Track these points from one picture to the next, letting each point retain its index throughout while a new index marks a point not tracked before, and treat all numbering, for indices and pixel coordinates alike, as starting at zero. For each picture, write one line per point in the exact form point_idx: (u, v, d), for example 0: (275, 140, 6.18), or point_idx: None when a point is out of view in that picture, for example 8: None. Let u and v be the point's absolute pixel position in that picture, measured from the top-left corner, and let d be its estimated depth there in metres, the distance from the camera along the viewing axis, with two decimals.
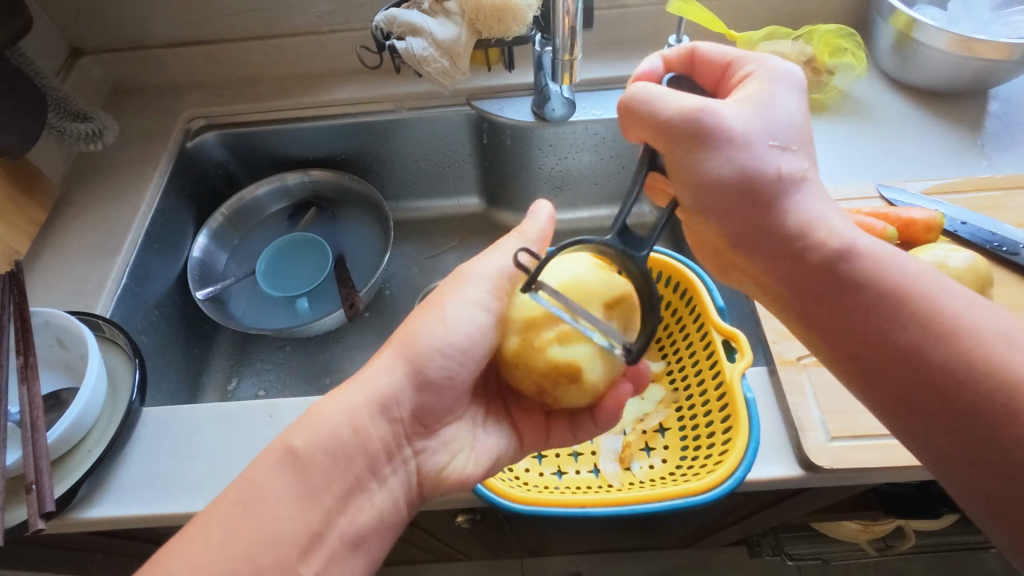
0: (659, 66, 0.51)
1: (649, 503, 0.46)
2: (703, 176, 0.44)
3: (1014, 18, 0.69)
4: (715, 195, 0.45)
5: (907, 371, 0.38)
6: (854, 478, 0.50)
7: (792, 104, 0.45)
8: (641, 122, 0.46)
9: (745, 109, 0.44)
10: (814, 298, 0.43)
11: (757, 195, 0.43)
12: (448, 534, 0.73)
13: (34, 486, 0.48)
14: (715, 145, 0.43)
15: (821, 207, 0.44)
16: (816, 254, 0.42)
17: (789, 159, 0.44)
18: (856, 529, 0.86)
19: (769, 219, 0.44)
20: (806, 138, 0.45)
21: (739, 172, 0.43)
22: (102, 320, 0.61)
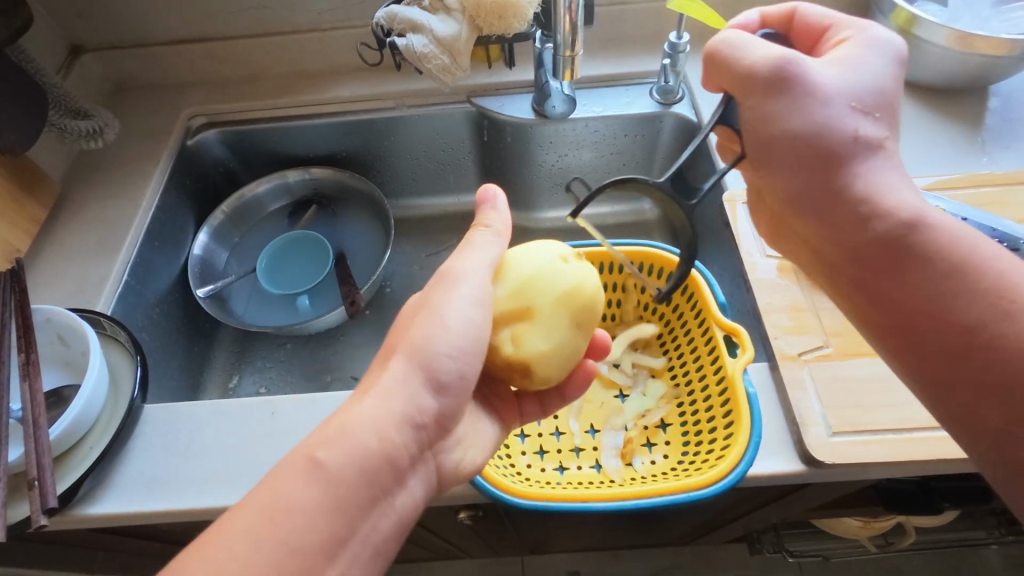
0: (756, 21, 0.52)
1: (651, 497, 0.46)
2: (781, 129, 0.45)
3: (1015, 14, 0.69)
4: (786, 151, 0.45)
5: (964, 351, 0.39)
6: (855, 474, 0.50)
7: (885, 68, 0.45)
8: (728, 70, 0.47)
9: (842, 70, 0.45)
10: (875, 267, 0.43)
11: (831, 156, 0.44)
12: (449, 531, 0.73)
13: (36, 483, 0.48)
14: (800, 95, 0.44)
15: (889, 174, 0.44)
16: (881, 222, 0.43)
17: (868, 123, 0.44)
18: (856, 525, 0.86)
19: (840, 184, 0.44)
20: (890, 105, 0.45)
21: (824, 131, 0.43)
22: (104, 317, 0.61)
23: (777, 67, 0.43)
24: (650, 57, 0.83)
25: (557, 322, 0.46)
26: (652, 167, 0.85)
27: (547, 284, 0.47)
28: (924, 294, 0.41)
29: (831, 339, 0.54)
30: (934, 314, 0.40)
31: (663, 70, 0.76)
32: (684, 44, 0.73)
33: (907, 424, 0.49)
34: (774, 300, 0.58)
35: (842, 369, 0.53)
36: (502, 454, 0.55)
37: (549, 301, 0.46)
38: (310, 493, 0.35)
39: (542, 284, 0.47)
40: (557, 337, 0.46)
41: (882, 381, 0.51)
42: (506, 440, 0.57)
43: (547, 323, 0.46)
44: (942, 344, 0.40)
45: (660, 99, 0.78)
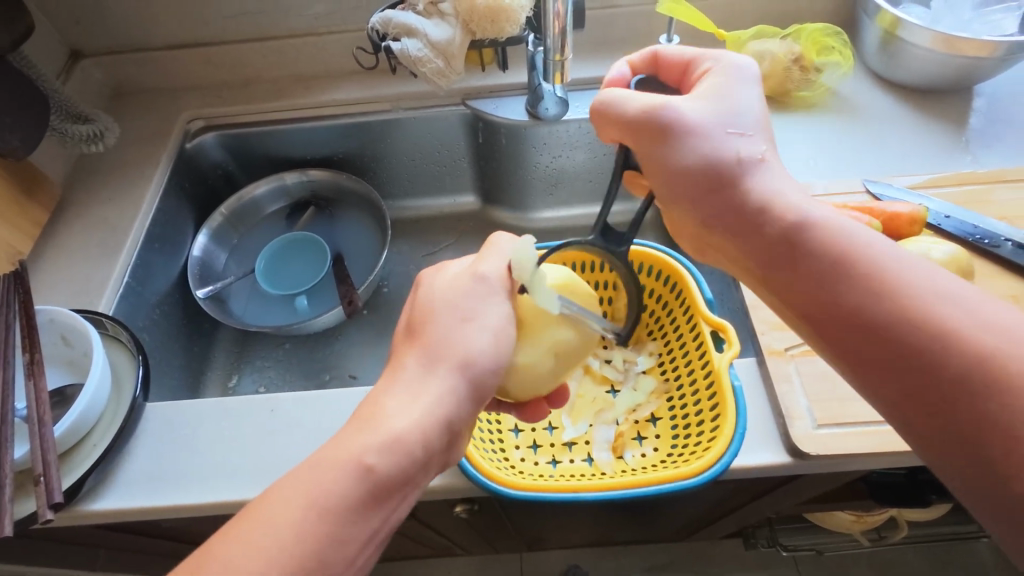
0: (626, 72, 0.56)
1: (638, 488, 0.48)
2: (671, 167, 0.49)
3: (995, 16, 0.71)
4: (680, 181, 0.49)
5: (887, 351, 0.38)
6: (842, 465, 0.51)
7: (748, 94, 0.49)
8: (614, 123, 0.51)
9: (705, 103, 0.48)
10: (782, 274, 0.44)
11: (716, 180, 0.47)
12: (447, 525, 0.75)
13: (42, 479, 0.49)
14: (680, 135, 0.48)
15: (773, 182, 0.46)
16: (775, 225, 0.45)
17: (743, 142, 0.47)
18: (848, 519, 0.87)
19: (735, 195, 0.47)
20: (764, 124, 0.48)
21: (715, 159, 0.47)
22: (106, 317, 0.62)
23: (654, 116, 0.48)
24: None
25: (547, 348, 0.48)
26: None
27: (551, 300, 0.48)
28: (829, 297, 0.41)
29: None
30: (840, 315, 0.40)
31: None
32: (674, 46, 0.74)
33: None
34: (761, 297, 0.59)
35: (829, 363, 0.54)
36: (497, 448, 0.56)
37: (548, 317, 0.48)
38: (314, 483, 0.36)
39: (542, 301, 0.48)
40: (547, 353, 0.48)
41: None
42: (501, 436, 0.58)
43: (541, 337, 0.47)
44: (852, 345, 0.40)
45: None
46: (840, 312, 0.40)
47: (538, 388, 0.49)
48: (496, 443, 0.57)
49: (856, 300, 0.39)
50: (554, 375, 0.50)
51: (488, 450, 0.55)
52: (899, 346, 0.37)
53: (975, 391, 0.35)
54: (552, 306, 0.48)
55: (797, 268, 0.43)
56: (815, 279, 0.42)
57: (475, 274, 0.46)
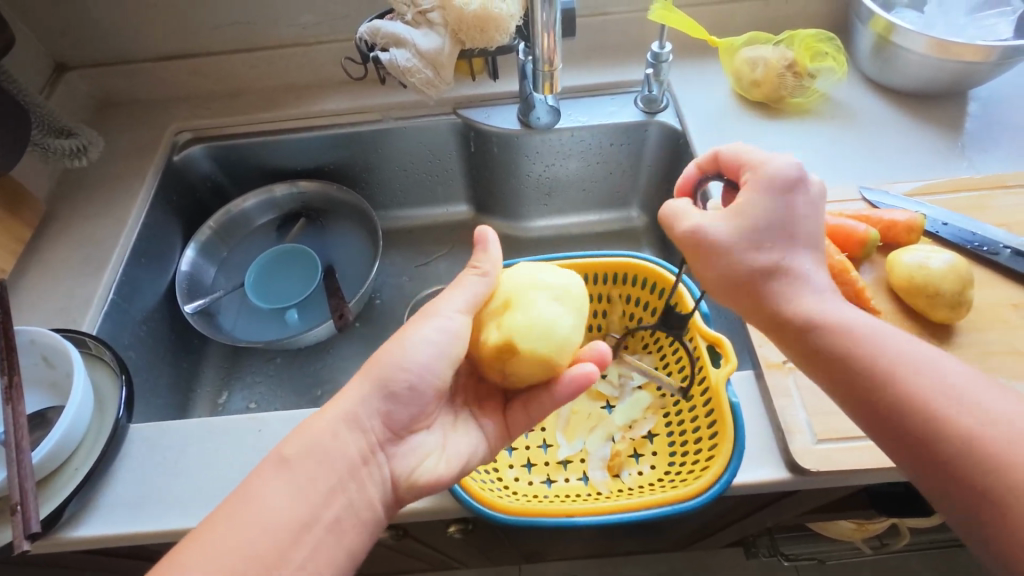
0: (692, 171, 0.55)
1: (636, 511, 0.46)
2: (713, 278, 0.49)
3: (989, 21, 0.70)
4: (722, 284, 0.49)
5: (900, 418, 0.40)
6: (844, 480, 0.50)
7: (779, 199, 0.47)
8: (668, 231, 0.52)
9: (732, 216, 0.49)
10: (819, 336, 0.45)
11: (765, 249, 0.48)
12: (443, 542, 0.73)
13: (18, 508, 0.48)
14: (716, 253, 0.49)
15: (811, 271, 0.48)
16: (808, 300, 0.46)
17: (776, 247, 0.47)
18: (851, 528, 0.86)
19: (767, 275, 0.48)
20: (791, 225, 0.48)
21: (742, 271, 0.48)
22: (89, 337, 0.60)
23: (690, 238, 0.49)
24: (632, 66, 0.83)
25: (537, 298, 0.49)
26: (638, 175, 0.85)
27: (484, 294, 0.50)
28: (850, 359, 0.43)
29: None
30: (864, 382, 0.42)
31: (647, 80, 0.77)
32: (667, 54, 0.73)
33: None
34: None
35: None
36: (490, 467, 0.55)
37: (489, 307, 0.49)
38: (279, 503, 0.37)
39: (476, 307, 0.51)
40: (545, 306, 0.49)
41: None
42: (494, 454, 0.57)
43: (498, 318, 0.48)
44: (886, 411, 0.41)
45: (645, 108, 0.79)
46: (865, 381, 0.42)
47: (551, 339, 0.48)
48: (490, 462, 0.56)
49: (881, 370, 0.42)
50: (546, 323, 0.48)
51: (480, 471, 0.53)
52: (946, 426, 0.39)
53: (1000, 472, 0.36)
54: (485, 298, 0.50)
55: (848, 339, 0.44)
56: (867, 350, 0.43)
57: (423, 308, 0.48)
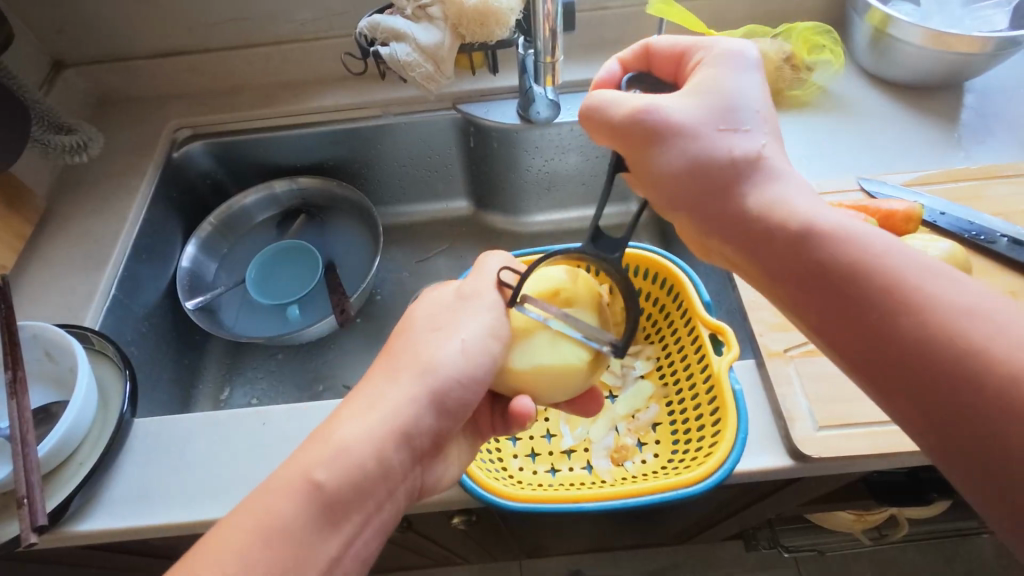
0: (616, 70, 0.51)
1: (640, 497, 0.47)
2: (666, 170, 0.45)
3: (985, 12, 0.71)
4: (679, 184, 0.45)
5: (893, 365, 0.35)
6: (843, 468, 0.50)
7: (744, 81, 0.45)
8: (601, 126, 0.47)
9: (694, 99, 0.44)
10: (830, 283, 0.38)
11: (722, 183, 0.43)
12: (445, 535, 0.73)
13: (25, 501, 0.48)
14: (670, 137, 0.44)
15: (783, 187, 0.42)
16: (781, 235, 0.40)
17: (741, 143, 0.43)
18: (850, 518, 0.87)
19: (735, 203, 0.43)
20: (762, 115, 0.44)
21: (708, 164, 0.43)
22: (92, 332, 0.61)
23: (643, 117, 0.44)
24: None
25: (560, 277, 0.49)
26: None
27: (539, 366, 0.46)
28: (843, 306, 0.37)
29: None
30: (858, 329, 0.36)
31: None
32: None
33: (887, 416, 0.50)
34: (760, 297, 0.58)
35: (828, 364, 0.53)
36: (494, 457, 0.55)
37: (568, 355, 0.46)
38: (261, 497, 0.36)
39: (569, 384, 0.46)
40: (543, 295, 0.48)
41: None
42: (498, 444, 0.57)
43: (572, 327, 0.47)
44: (881, 351, 0.35)
45: None
46: (865, 323, 0.36)
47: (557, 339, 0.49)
48: (494, 452, 0.56)
49: (870, 307, 0.36)
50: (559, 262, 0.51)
51: (486, 460, 0.54)
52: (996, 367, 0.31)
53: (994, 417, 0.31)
54: (553, 366, 0.46)
55: (785, 281, 0.41)
56: (809, 289, 0.39)
57: (460, 291, 0.47)
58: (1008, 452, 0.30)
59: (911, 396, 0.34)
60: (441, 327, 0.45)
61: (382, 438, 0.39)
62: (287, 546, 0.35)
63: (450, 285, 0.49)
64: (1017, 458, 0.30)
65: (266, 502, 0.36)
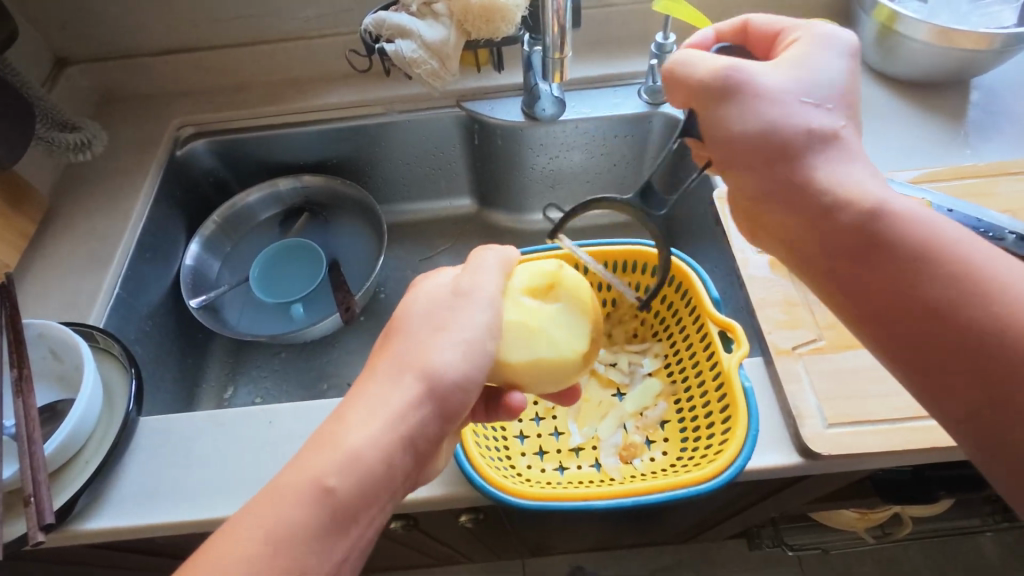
0: (710, 37, 0.50)
1: (651, 494, 0.47)
2: (733, 130, 0.44)
3: (992, 9, 0.71)
4: (744, 150, 0.44)
5: (938, 335, 0.37)
6: (852, 465, 0.50)
7: (834, 62, 0.45)
8: (678, 86, 0.47)
9: (784, 70, 0.44)
10: (891, 258, 0.39)
11: (789, 150, 0.43)
12: (450, 534, 0.73)
13: (32, 500, 0.48)
14: (746, 100, 0.44)
15: (848, 166, 0.43)
16: (846, 213, 0.41)
17: (817, 116, 0.43)
18: (855, 517, 0.87)
19: (798, 175, 0.43)
20: (842, 95, 0.44)
21: (779, 130, 0.43)
22: (97, 330, 0.60)
23: (720, 79, 0.44)
24: (637, 58, 0.84)
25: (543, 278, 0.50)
26: (642, 168, 0.85)
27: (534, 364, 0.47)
28: (900, 279, 0.39)
29: (824, 331, 0.55)
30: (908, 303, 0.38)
31: (652, 70, 0.77)
32: (671, 44, 0.74)
33: (897, 414, 0.50)
34: (767, 295, 0.58)
35: (837, 361, 0.53)
36: (503, 455, 0.55)
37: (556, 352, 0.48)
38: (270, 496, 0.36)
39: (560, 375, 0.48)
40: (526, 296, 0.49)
41: (873, 371, 0.52)
42: (506, 442, 0.57)
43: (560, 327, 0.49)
44: (923, 321, 0.38)
45: (649, 99, 0.79)
46: (916, 295, 0.38)
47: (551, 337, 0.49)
48: (502, 449, 0.56)
49: (928, 283, 0.38)
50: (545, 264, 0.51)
51: (494, 457, 0.53)
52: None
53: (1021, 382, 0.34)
54: (547, 359, 0.47)
55: (841, 255, 0.41)
56: (863, 263, 0.40)
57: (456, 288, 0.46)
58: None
59: (945, 367, 0.37)
60: (440, 326, 0.43)
61: (387, 439, 0.39)
62: (297, 544, 0.35)
63: (451, 279, 0.47)
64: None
65: (278, 507, 0.36)
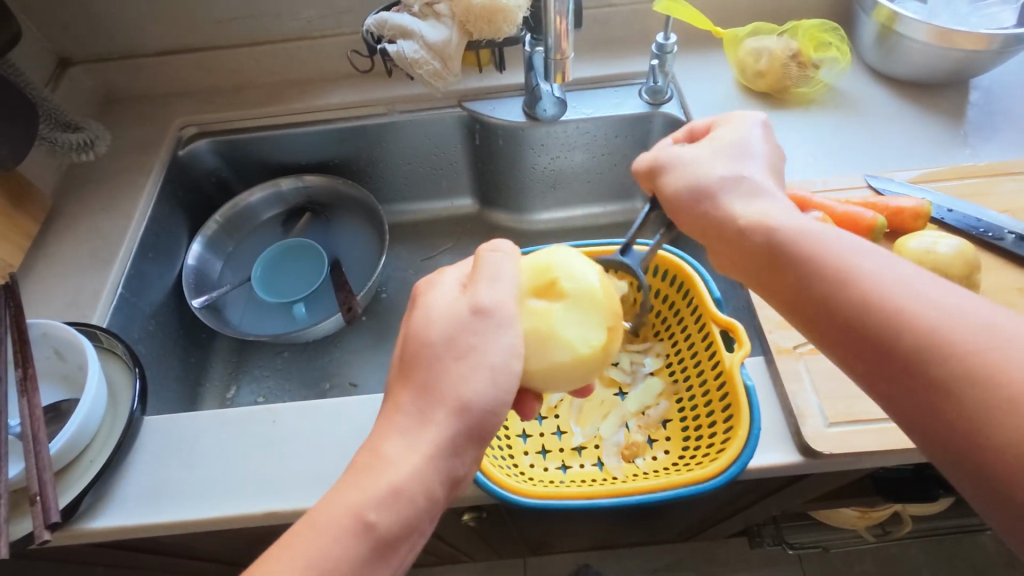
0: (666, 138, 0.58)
1: (653, 493, 0.47)
2: (665, 193, 0.51)
3: (991, 9, 0.71)
4: (673, 203, 0.50)
5: (846, 338, 0.37)
6: (854, 464, 0.51)
7: (750, 134, 0.50)
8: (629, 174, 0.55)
9: (701, 144, 0.51)
10: (796, 269, 0.41)
11: (707, 196, 0.48)
12: (452, 533, 0.73)
13: (38, 498, 0.48)
14: (671, 170, 0.51)
15: (756, 198, 0.46)
16: (754, 237, 0.44)
17: (727, 168, 0.48)
18: (855, 515, 0.87)
19: (711, 211, 0.47)
20: (758, 156, 0.49)
21: (695, 184, 0.48)
22: (101, 330, 0.61)
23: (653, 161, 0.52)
24: (639, 58, 0.84)
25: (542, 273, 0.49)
26: None
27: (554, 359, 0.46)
28: (804, 291, 0.40)
29: None
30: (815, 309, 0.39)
31: (652, 71, 0.77)
32: (672, 45, 0.74)
33: None
34: None
35: None
36: (506, 453, 0.55)
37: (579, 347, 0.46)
38: None
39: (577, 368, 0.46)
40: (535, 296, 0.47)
41: None
42: (509, 441, 0.57)
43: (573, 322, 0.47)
44: (837, 323, 0.38)
45: (650, 99, 0.79)
46: (818, 304, 0.39)
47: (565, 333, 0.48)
48: (505, 447, 0.56)
49: (824, 290, 0.39)
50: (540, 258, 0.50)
51: (498, 456, 0.54)
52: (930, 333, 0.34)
53: (1000, 457, 0.30)
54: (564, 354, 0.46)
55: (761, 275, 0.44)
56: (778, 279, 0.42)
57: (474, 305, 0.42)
58: (946, 411, 0.32)
59: (866, 367, 0.36)
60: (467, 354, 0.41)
61: (427, 468, 0.39)
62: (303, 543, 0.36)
63: (462, 293, 0.44)
64: (952, 414, 0.32)
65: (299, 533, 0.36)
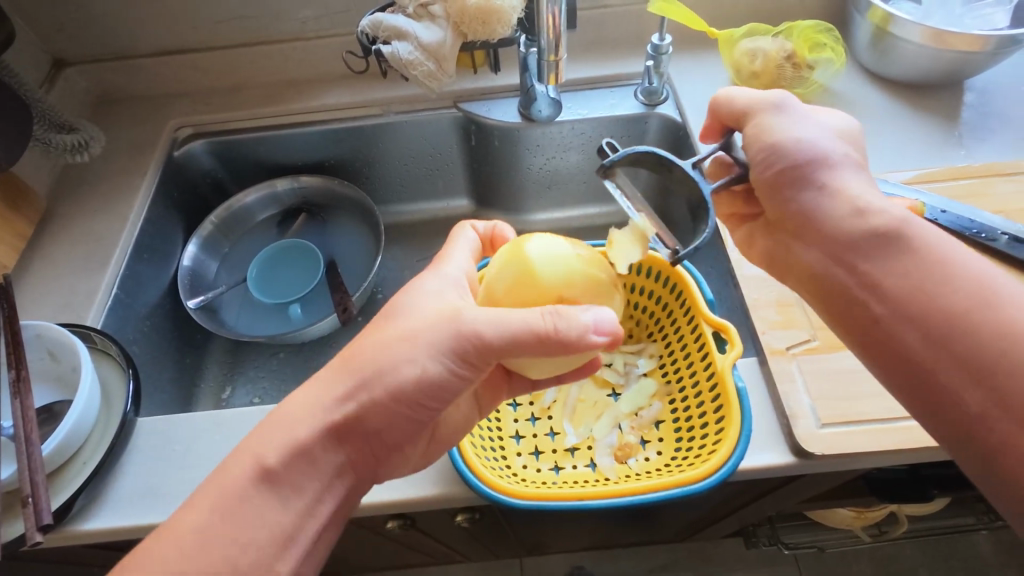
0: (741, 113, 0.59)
1: (646, 494, 0.47)
2: (756, 140, 0.51)
3: (985, 10, 0.71)
4: (765, 157, 0.50)
5: (948, 334, 0.40)
6: (846, 465, 0.51)
7: (853, 122, 0.53)
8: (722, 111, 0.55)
9: (820, 113, 0.52)
10: (907, 267, 0.43)
11: (801, 159, 0.49)
12: (447, 534, 0.73)
13: (30, 500, 0.48)
14: (778, 119, 0.51)
15: (858, 184, 0.48)
16: (874, 220, 0.45)
17: (845, 147, 0.50)
18: (851, 516, 0.87)
19: (821, 184, 0.48)
20: (858, 147, 0.51)
21: (801, 144, 0.49)
22: (94, 331, 0.61)
23: (760, 103, 0.52)
24: (634, 59, 0.84)
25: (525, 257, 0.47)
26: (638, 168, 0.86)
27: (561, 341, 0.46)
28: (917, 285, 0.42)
29: (818, 331, 0.55)
30: (932, 306, 0.41)
31: (647, 72, 0.77)
32: (667, 46, 0.74)
33: (890, 414, 0.50)
34: (762, 296, 0.59)
35: (831, 361, 0.53)
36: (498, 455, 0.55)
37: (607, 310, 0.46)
38: None
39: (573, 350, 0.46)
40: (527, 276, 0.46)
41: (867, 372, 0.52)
42: (501, 441, 0.57)
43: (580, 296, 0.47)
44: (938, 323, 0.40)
45: (645, 100, 0.79)
46: (934, 301, 0.41)
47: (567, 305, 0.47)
48: (498, 449, 0.56)
49: (941, 290, 0.41)
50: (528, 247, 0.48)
51: (489, 457, 0.54)
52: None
53: None
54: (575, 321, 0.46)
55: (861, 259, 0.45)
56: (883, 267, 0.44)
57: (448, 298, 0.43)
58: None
59: (954, 367, 0.39)
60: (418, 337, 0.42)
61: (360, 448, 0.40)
62: None
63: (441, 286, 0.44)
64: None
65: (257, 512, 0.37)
